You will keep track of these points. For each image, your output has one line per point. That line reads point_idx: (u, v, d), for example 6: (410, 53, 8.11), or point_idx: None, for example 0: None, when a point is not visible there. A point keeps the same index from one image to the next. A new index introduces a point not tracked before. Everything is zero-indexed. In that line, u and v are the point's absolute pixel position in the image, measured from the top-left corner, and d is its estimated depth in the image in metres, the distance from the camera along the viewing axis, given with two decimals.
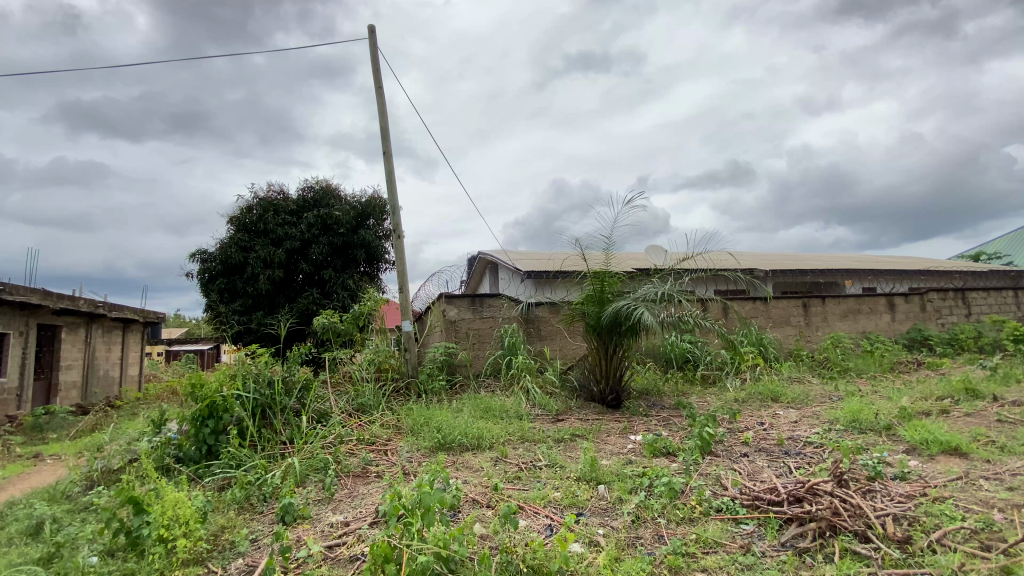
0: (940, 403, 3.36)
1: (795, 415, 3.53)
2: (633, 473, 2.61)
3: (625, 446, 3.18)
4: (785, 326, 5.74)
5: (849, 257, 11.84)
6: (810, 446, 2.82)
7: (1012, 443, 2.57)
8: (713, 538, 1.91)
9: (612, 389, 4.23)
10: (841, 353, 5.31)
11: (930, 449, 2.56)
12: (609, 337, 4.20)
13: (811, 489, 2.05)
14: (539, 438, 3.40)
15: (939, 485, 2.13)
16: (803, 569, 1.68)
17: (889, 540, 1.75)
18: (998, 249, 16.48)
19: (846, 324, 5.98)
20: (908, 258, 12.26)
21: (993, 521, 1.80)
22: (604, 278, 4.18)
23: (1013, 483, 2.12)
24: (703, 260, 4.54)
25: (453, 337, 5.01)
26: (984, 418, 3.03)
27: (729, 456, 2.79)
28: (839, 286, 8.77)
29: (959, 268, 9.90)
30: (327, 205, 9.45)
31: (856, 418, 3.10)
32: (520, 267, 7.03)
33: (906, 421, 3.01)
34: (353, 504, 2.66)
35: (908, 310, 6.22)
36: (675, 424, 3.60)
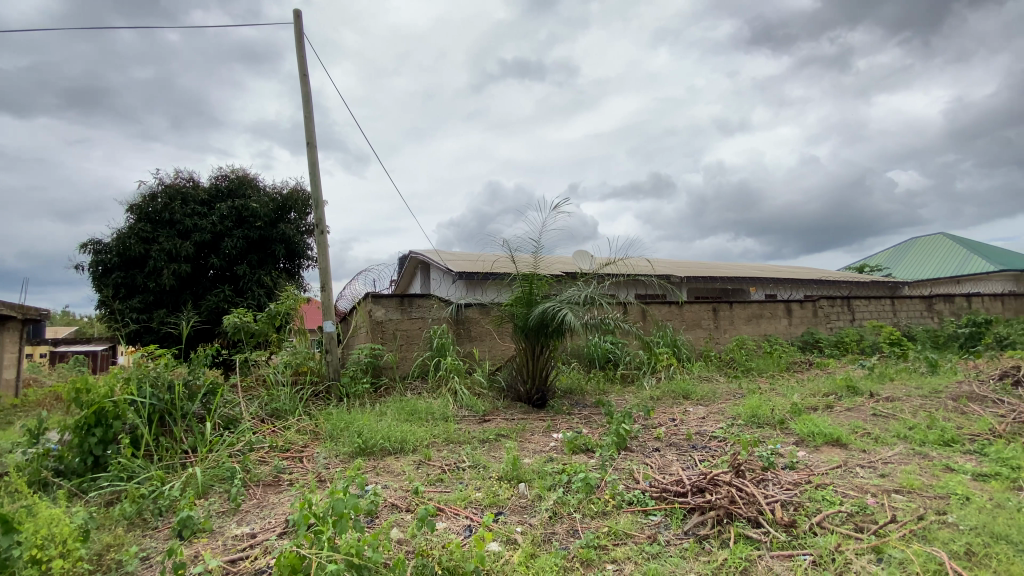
0: (826, 399, 3.74)
1: (703, 411, 3.79)
2: (553, 470, 2.67)
3: (547, 444, 3.25)
4: (696, 328, 6.14)
5: (757, 266, 12.87)
6: (715, 440, 3.03)
7: (881, 434, 2.91)
8: (623, 530, 1.99)
9: (538, 389, 4.30)
10: (744, 354, 5.77)
11: (816, 440, 2.84)
12: (537, 338, 4.26)
13: (712, 480, 2.21)
14: (464, 439, 3.38)
15: (822, 473, 2.36)
16: (703, 555, 1.80)
17: (777, 525, 1.90)
18: (879, 262, 18.65)
19: (750, 327, 6.49)
20: (805, 268, 13.56)
21: (866, 505, 2.01)
22: (533, 280, 4.25)
23: (883, 470, 2.40)
24: (625, 265, 4.75)
25: (379, 338, 4.87)
26: (862, 412, 3.41)
27: (642, 451, 2.93)
28: (746, 292, 9.51)
29: (847, 279, 11.08)
30: (243, 197, 8.86)
31: (755, 414, 3.38)
32: (450, 268, 6.98)
33: (797, 416, 3.33)
34: (262, 514, 2.50)
35: (803, 315, 6.86)
36: (595, 421, 3.74)
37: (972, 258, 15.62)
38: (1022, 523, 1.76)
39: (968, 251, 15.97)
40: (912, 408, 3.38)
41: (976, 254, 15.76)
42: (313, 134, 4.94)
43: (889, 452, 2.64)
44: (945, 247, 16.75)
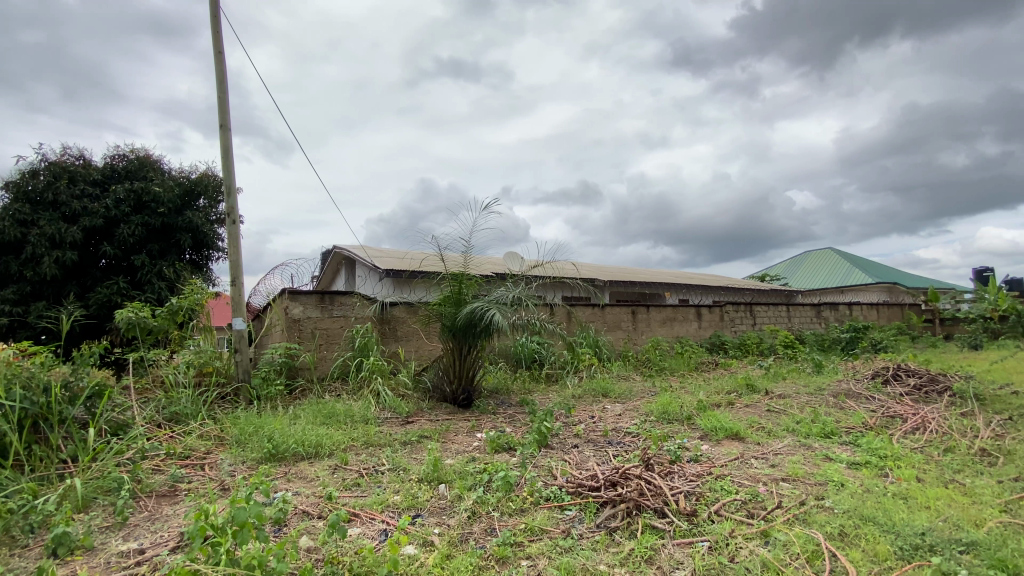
0: (729, 396, 4.05)
1: (620, 409, 3.96)
2: (474, 470, 2.66)
3: (470, 444, 3.24)
4: (617, 330, 6.42)
5: (674, 272, 13.67)
6: (629, 436, 3.17)
7: (773, 428, 3.19)
8: (539, 526, 2.03)
9: (464, 389, 4.28)
10: (659, 354, 6.11)
11: (717, 434, 3.06)
12: (465, 338, 4.24)
13: (624, 474, 2.32)
14: (385, 441, 3.29)
15: (721, 464, 2.56)
16: (612, 546, 1.88)
17: (681, 514, 2.03)
18: (778, 272, 20.52)
19: (665, 329, 6.88)
20: (716, 275, 14.62)
21: (757, 493, 2.20)
22: (462, 280, 4.23)
23: (773, 460, 2.63)
24: (552, 267, 4.86)
25: (296, 337, 4.61)
26: (758, 408, 3.73)
27: (562, 448, 3.00)
28: (662, 296, 10.08)
29: (751, 286, 12.08)
30: (143, 180, 8.07)
31: (666, 410, 3.59)
32: (376, 265, 6.78)
33: (702, 412, 3.58)
34: (154, 528, 2.28)
35: (711, 319, 7.39)
36: (519, 420, 3.79)
37: (854, 271, 17.64)
38: (883, 505, 2.00)
39: (851, 265, 17.99)
40: (800, 404, 3.75)
41: (857, 267, 17.80)
42: (227, 116, 4.60)
43: (779, 444, 2.91)
44: (833, 261, 18.75)
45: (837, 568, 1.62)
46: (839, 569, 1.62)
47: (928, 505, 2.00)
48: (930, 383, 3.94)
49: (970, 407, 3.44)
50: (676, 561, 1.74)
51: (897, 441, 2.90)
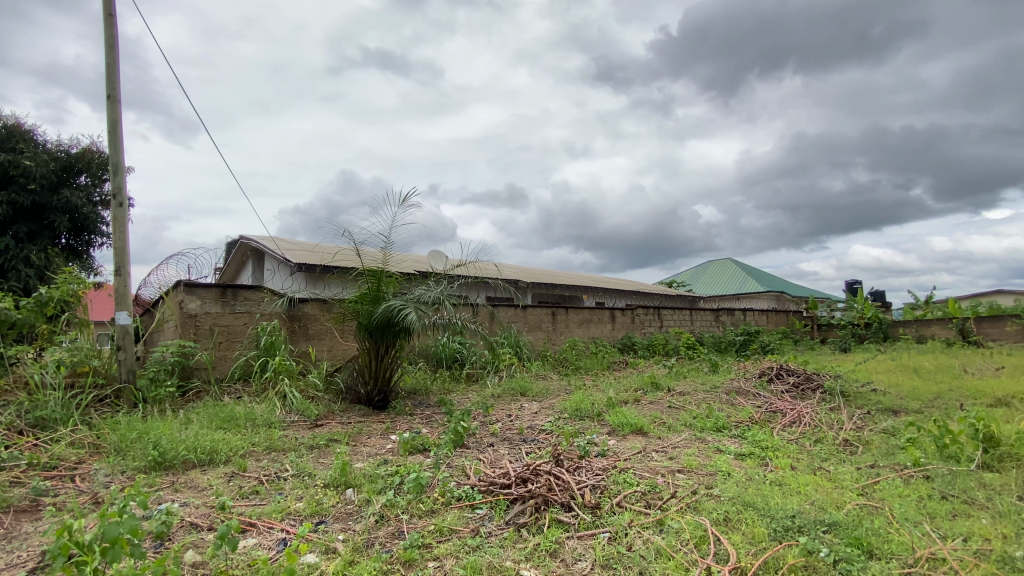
0: (636, 394, 4.29)
1: (536, 407, 4.05)
2: (384, 472, 2.59)
3: (383, 446, 3.15)
4: (537, 330, 6.55)
5: (591, 276, 14.20)
6: (543, 433, 3.25)
7: (673, 423, 3.42)
8: (449, 526, 2.02)
9: (380, 391, 4.15)
10: (575, 354, 6.33)
11: (624, 430, 3.24)
12: (382, 337, 4.11)
13: (534, 471, 2.37)
14: (290, 446, 3.10)
15: (626, 458, 2.70)
16: (519, 542, 1.91)
17: (586, 508, 2.11)
18: (685, 279, 22.04)
19: (582, 330, 7.14)
20: (628, 280, 15.43)
21: (656, 484, 2.35)
22: (381, 276, 4.10)
23: (672, 453, 2.82)
24: (474, 267, 4.86)
25: (191, 334, 4.22)
26: (661, 404, 3.99)
27: (477, 448, 3.01)
28: (580, 299, 10.43)
29: (660, 292, 12.86)
30: (8, 150, 7.01)
31: (579, 407, 3.73)
32: (287, 258, 6.39)
33: (611, 408, 3.76)
34: (6, 550, 1.98)
35: (624, 321, 7.79)
36: (436, 420, 3.75)
37: (748, 281, 19.40)
38: (762, 491, 2.22)
39: (746, 275, 19.78)
40: (697, 401, 4.05)
41: (751, 277, 19.62)
42: (117, 86, 4.11)
43: (678, 438, 3.12)
44: (731, 271, 20.49)
45: (721, 551, 1.76)
46: (722, 552, 1.76)
47: (799, 490, 2.25)
48: (807, 381, 4.42)
49: (836, 402, 3.91)
50: (578, 554, 1.81)
51: (777, 433, 3.23)
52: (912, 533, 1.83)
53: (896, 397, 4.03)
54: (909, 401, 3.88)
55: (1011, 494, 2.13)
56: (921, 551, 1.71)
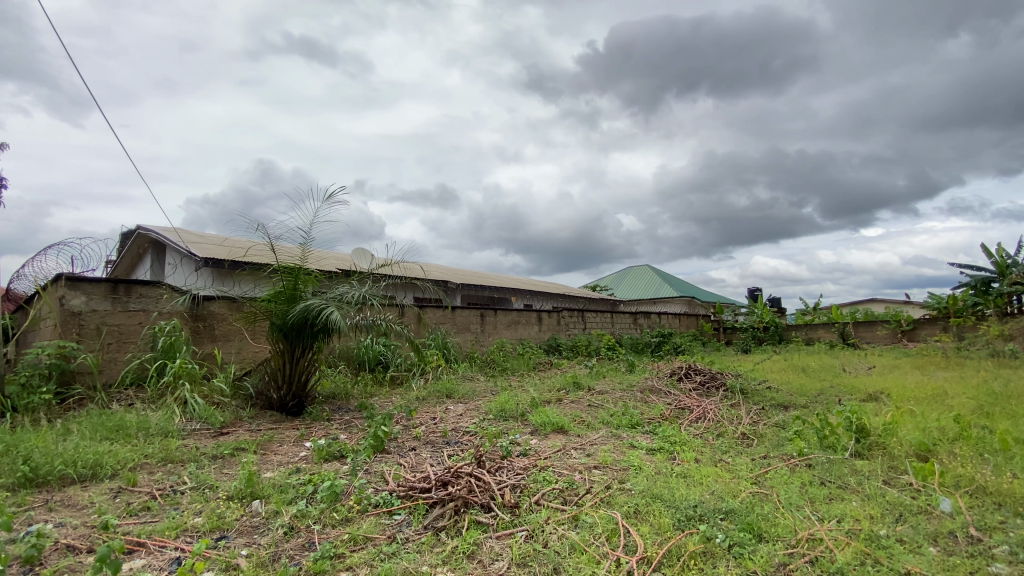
0: (559, 393, 4.41)
1: (461, 409, 4.03)
2: (296, 482, 2.46)
3: (296, 454, 2.99)
4: (465, 331, 6.52)
5: (519, 279, 14.37)
6: (466, 435, 3.24)
7: (591, 421, 3.55)
8: (364, 534, 1.95)
9: (295, 395, 3.93)
10: (502, 355, 6.38)
11: (546, 429, 3.31)
12: (298, 338, 3.89)
13: (454, 473, 2.35)
14: (189, 456, 2.86)
15: (546, 457, 2.76)
16: (437, 546, 1.89)
17: (504, 507, 2.14)
18: (607, 284, 22.94)
19: (509, 332, 7.21)
20: (555, 284, 15.80)
21: (574, 481, 2.43)
22: (298, 274, 3.89)
23: (589, 450, 2.93)
24: (400, 267, 4.75)
25: (73, 334, 3.75)
26: (582, 403, 4.13)
27: (398, 452, 2.94)
28: (508, 301, 10.50)
29: (584, 295, 13.29)
30: None
31: (503, 408, 3.77)
32: (191, 251, 5.86)
33: (534, 408, 3.84)
34: None
35: (550, 323, 7.96)
36: (356, 426, 3.61)
37: (665, 286, 20.58)
38: (669, 483, 2.36)
39: (662, 281, 20.98)
40: (615, 399, 4.23)
41: (667, 283, 20.85)
42: None
43: (596, 435, 3.24)
44: (649, 276, 21.63)
45: (630, 543, 1.85)
46: (631, 543, 1.85)
47: (702, 481, 2.42)
48: (711, 380, 4.77)
49: (736, 399, 4.26)
50: (495, 554, 1.82)
51: (685, 429, 3.45)
52: (797, 517, 2.03)
53: (786, 394, 4.46)
54: (797, 397, 4.31)
55: (877, 479, 2.43)
56: (802, 533, 1.90)
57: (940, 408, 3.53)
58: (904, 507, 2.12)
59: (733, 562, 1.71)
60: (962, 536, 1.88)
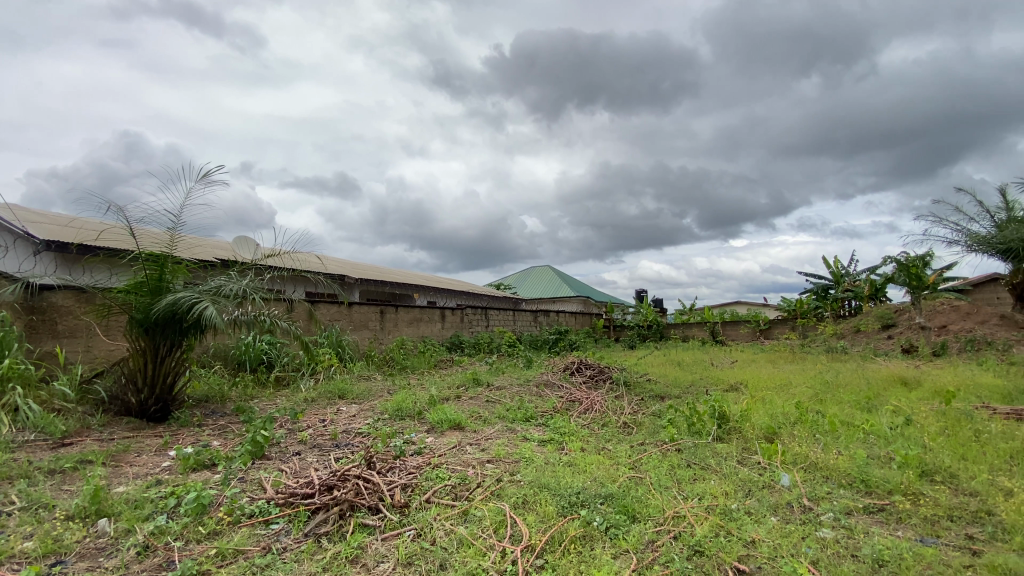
0: (457, 390, 4.42)
1: (353, 410, 3.87)
2: (155, 496, 2.20)
3: (158, 465, 2.67)
4: (363, 328, 6.27)
5: (422, 275, 14.11)
6: (358, 437, 3.12)
7: (488, 416, 3.61)
8: (234, 548, 1.80)
9: (158, 399, 3.50)
10: (402, 353, 6.24)
11: (442, 426, 3.30)
12: (163, 335, 3.48)
13: (341, 476, 2.26)
14: (17, 472, 2.42)
15: (441, 454, 2.75)
16: (317, 553, 1.80)
17: (393, 508, 2.09)
18: (510, 283, 23.38)
19: (411, 329, 7.06)
20: (458, 281, 15.75)
21: (467, 476, 2.45)
22: (165, 263, 3.48)
23: (484, 445, 2.97)
24: (288, 259, 4.44)
25: None
26: (480, 399, 4.18)
27: (280, 458, 2.74)
28: (411, 298, 10.26)
29: (487, 294, 13.43)
30: None
31: (400, 407, 3.69)
32: (26, 231, 4.95)
33: (432, 406, 3.80)
34: None
35: (452, 320, 7.94)
36: (232, 431, 3.31)
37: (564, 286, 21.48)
38: (557, 473, 2.48)
39: (562, 281, 21.89)
40: (511, 394, 4.34)
41: (566, 283, 21.78)
42: None
43: (491, 430, 3.30)
44: (549, 277, 22.44)
45: (516, 533, 1.91)
46: (516, 533, 1.91)
47: (586, 469, 2.56)
48: (600, 373, 5.08)
49: (620, 391, 4.58)
50: (381, 555, 1.78)
51: (574, 420, 3.64)
52: (666, 497, 2.23)
53: (663, 385, 4.90)
54: (672, 388, 4.75)
55: (733, 459, 2.75)
56: (669, 511, 2.10)
57: (786, 396, 4.09)
58: (753, 483, 2.43)
59: (609, 543, 1.85)
60: (797, 506, 2.19)
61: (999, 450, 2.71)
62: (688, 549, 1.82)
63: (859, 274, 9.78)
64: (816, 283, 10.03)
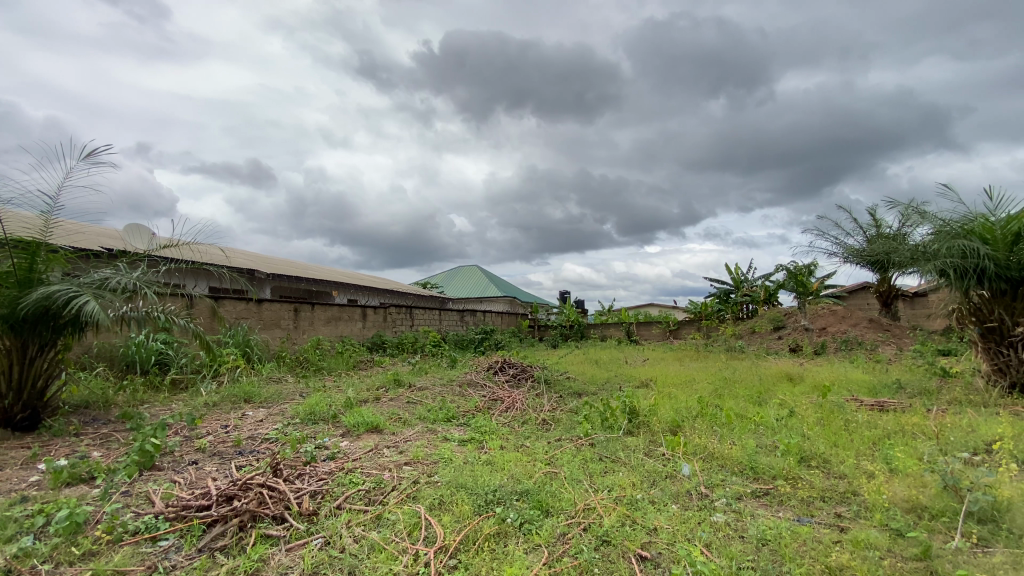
0: (376, 392, 4.29)
1: (261, 414, 3.64)
2: (18, 515, 1.92)
3: (23, 480, 2.35)
4: (274, 328, 5.91)
5: (343, 273, 13.53)
6: (266, 443, 2.94)
7: (408, 418, 3.55)
8: (115, 568, 1.63)
9: (27, 405, 3.07)
10: (317, 354, 5.95)
11: (358, 429, 3.20)
12: (33, 333, 3.06)
13: (242, 485, 2.12)
14: None
15: (355, 458, 2.66)
16: (213, 569, 1.68)
17: (300, 516, 2.00)
18: (436, 282, 23.07)
19: (328, 329, 6.75)
20: (382, 280, 15.30)
21: (382, 479, 2.39)
22: (37, 251, 3.06)
23: (402, 447, 2.92)
24: (189, 250, 4.08)
25: None
26: (400, 400, 4.09)
27: (173, 468, 2.52)
28: (330, 296, 9.79)
29: (412, 292, 13.16)
30: None
31: (313, 410, 3.52)
32: None
33: (348, 409, 3.67)
34: None
35: (374, 319, 7.70)
36: (116, 440, 2.98)
37: (491, 286, 21.56)
38: (474, 472, 2.49)
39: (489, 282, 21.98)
40: (432, 395, 4.29)
41: (493, 283, 21.89)
42: None
43: (411, 432, 3.24)
44: (476, 277, 22.42)
45: (430, 534, 1.90)
46: (430, 535, 1.90)
47: (503, 467, 2.60)
48: (522, 372, 5.16)
49: (540, 389, 4.69)
50: (284, 567, 1.69)
51: (495, 419, 3.68)
52: (578, 490, 2.32)
53: (582, 383, 5.08)
54: (589, 385, 4.94)
55: (641, 452, 2.92)
56: (581, 504, 2.18)
57: (690, 392, 4.41)
58: (657, 474, 2.59)
59: (522, 538, 1.89)
60: (695, 493, 2.37)
61: (863, 437, 3.10)
62: (597, 540, 1.91)
63: (756, 281, 10.74)
64: (720, 288, 10.88)
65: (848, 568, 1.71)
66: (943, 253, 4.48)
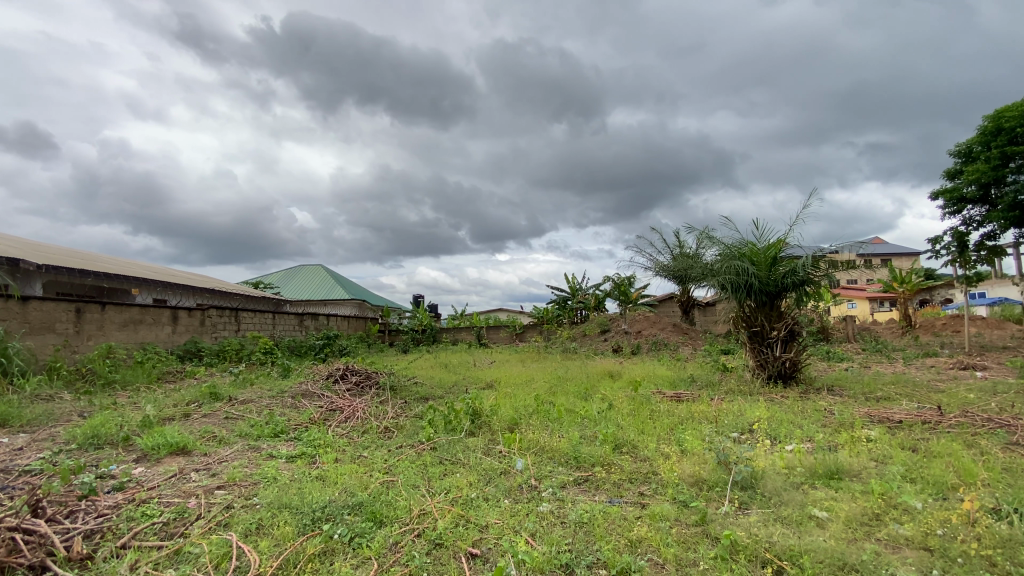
0: (185, 408, 3.73)
1: (18, 442, 2.89)
2: None
3: None
4: (44, 333, 4.75)
5: (150, 268, 11.42)
6: (24, 476, 2.36)
7: (225, 436, 3.15)
8: None
9: None
10: (109, 364, 4.95)
11: (158, 452, 2.74)
12: None
13: None
14: None
15: (151, 487, 2.28)
16: None
17: (67, 563, 1.64)
18: (272, 282, 20.82)
19: (124, 334, 5.65)
20: (204, 277, 13.34)
21: (184, 508, 2.09)
22: None
23: (215, 470, 2.58)
24: None
25: None
26: (216, 417, 3.61)
27: None
28: (128, 295, 8.18)
29: (241, 292, 11.71)
30: None
31: (96, 433, 2.91)
32: None
33: (146, 429, 3.11)
34: None
35: (188, 323, 6.68)
36: None
37: (336, 288, 20.20)
38: (302, 489, 2.32)
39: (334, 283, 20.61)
40: (259, 408, 3.88)
41: (339, 284, 20.59)
42: None
43: (227, 451, 2.89)
44: (320, 277, 20.84)
45: (243, 563, 1.72)
46: (243, 564, 1.72)
47: (336, 481, 2.47)
48: (366, 379, 4.95)
49: (384, 395, 4.57)
50: None
51: (332, 430, 3.47)
52: (413, 496, 2.32)
53: (428, 387, 5.06)
54: (436, 389, 4.95)
55: (479, 451, 3.03)
56: (416, 510, 2.18)
57: (528, 390, 4.71)
58: (492, 471, 2.72)
59: (350, 553, 1.82)
60: (526, 486, 2.54)
61: (663, 424, 3.65)
62: (429, 544, 1.93)
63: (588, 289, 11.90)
64: (558, 295, 11.80)
65: (645, 540, 2.00)
66: (725, 270, 5.54)
